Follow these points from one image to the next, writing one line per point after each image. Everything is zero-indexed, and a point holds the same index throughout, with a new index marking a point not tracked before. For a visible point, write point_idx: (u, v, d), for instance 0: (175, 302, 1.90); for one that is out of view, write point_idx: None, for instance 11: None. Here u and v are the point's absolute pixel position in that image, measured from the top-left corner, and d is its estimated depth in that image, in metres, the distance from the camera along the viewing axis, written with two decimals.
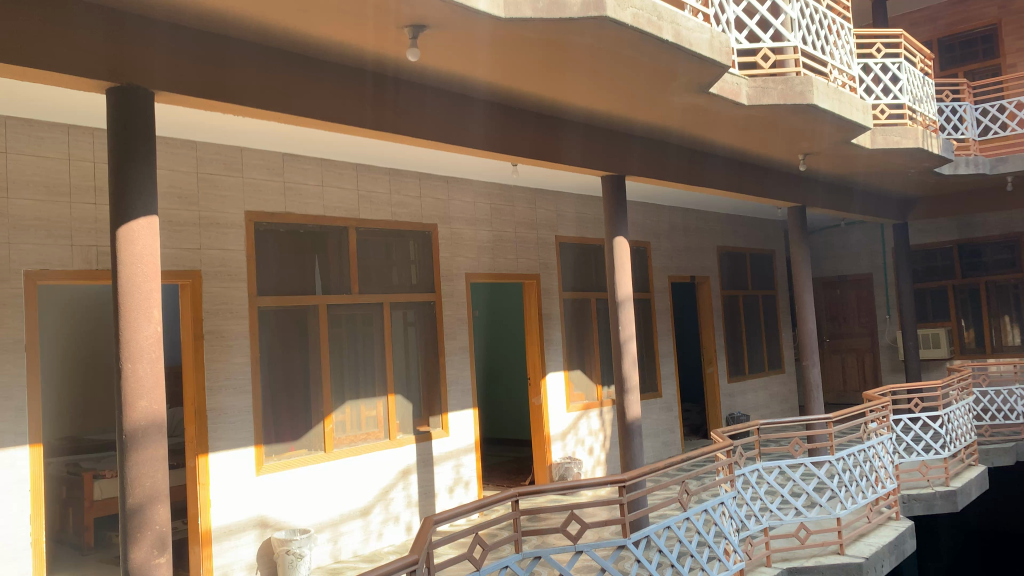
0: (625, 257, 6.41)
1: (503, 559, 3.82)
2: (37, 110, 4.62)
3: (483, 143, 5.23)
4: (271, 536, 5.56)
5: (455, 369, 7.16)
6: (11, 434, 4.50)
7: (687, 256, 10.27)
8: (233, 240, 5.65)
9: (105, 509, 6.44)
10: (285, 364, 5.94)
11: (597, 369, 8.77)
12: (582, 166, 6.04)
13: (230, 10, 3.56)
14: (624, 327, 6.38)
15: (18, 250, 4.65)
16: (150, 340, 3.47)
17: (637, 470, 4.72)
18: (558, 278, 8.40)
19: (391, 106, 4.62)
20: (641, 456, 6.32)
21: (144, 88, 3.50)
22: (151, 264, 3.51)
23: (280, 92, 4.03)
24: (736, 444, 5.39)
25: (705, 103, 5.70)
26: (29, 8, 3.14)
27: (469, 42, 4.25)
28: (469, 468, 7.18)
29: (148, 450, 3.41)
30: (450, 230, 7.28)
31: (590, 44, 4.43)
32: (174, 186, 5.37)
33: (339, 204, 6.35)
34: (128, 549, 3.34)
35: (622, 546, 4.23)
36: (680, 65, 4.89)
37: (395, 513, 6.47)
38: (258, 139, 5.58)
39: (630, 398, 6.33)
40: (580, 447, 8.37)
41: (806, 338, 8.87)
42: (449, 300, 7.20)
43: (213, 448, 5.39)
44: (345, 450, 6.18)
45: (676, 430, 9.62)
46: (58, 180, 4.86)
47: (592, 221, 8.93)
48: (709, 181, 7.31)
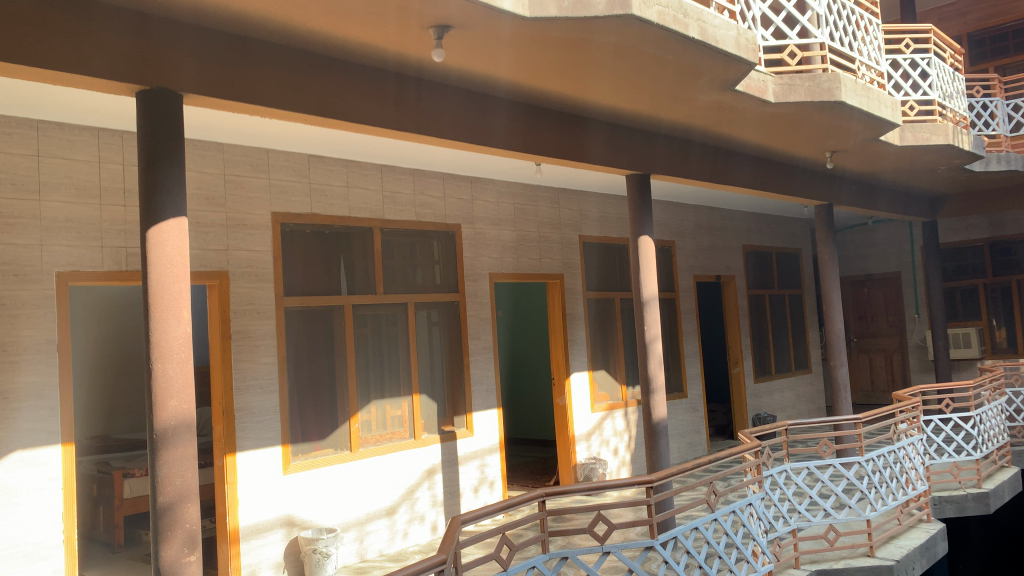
0: (651, 256, 6.35)
1: (530, 559, 3.80)
2: (68, 113, 4.68)
3: (506, 143, 5.22)
4: (298, 535, 5.60)
5: (479, 369, 7.16)
6: (44, 433, 4.58)
7: (713, 256, 10.20)
8: (259, 241, 5.70)
9: (135, 507, 6.53)
10: (311, 364, 5.97)
11: (621, 369, 8.73)
12: (607, 166, 6.01)
13: (256, 11, 3.59)
14: (650, 327, 6.34)
15: (50, 251, 4.72)
16: (179, 340, 3.50)
17: (664, 471, 4.68)
18: (581, 278, 8.38)
19: (415, 107, 4.63)
20: (667, 457, 6.28)
21: (173, 89, 3.53)
22: (181, 264, 3.54)
23: (305, 94, 4.05)
24: (765, 444, 5.32)
25: (731, 100, 5.65)
26: (63, 13, 3.20)
27: (492, 42, 4.25)
28: (494, 468, 7.18)
29: (179, 449, 3.45)
30: (474, 231, 7.28)
31: (615, 42, 4.41)
32: (202, 188, 5.42)
33: (364, 205, 6.38)
34: (159, 547, 3.37)
35: (650, 547, 4.19)
36: (705, 63, 4.85)
37: (420, 513, 6.49)
38: (284, 140, 5.62)
39: (655, 398, 6.29)
40: (604, 447, 8.34)
41: (833, 338, 8.77)
42: (473, 300, 7.19)
43: (241, 447, 5.43)
44: (370, 449, 6.21)
45: (702, 431, 9.57)
46: (88, 182, 4.92)
47: (616, 220, 8.90)
48: (735, 179, 7.25)
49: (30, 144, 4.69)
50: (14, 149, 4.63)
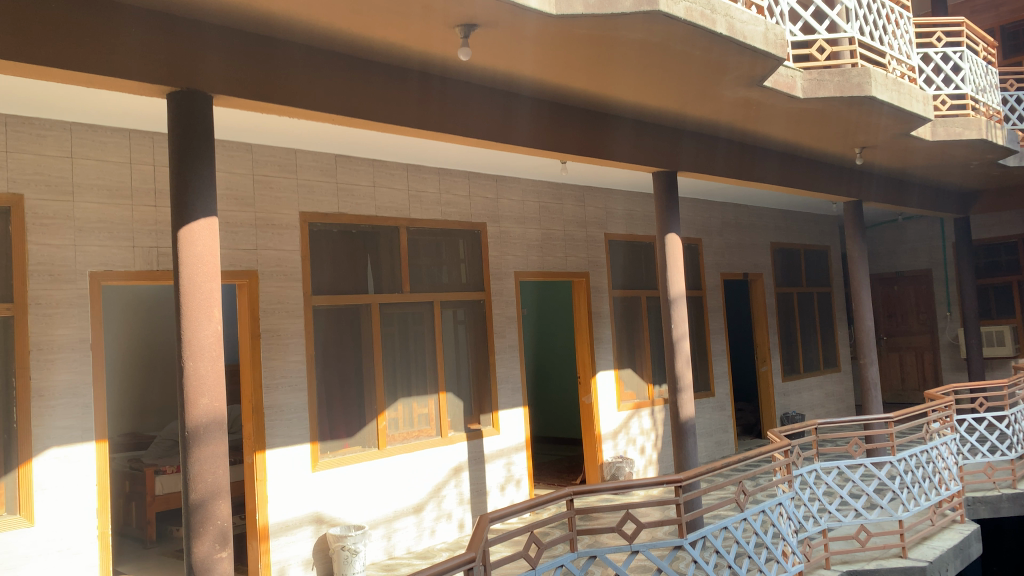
0: (678, 253, 6.31)
1: (558, 559, 3.79)
2: (100, 115, 4.75)
3: (532, 140, 5.22)
4: (326, 532, 5.64)
5: (505, 367, 7.17)
6: (78, 430, 4.65)
7: (740, 253, 10.12)
8: (288, 241, 5.75)
9: (166, 503, 6.61)
10: (339, 363, 6.01)
11: (648, 368, 8.69)
12: (633, 163, 5.99)
13: (284, 13, 3.62)
14: (677, 325, 6.30)
15: (83, 252, 4.79)
16: (210, 339, 3.53)
17: (692, 470, 4.64)
18: (607, 276, 8.35)
19: (441, 106, 4.65)
20: (695, 456, 6.25)
21: (204, 91, 3.57)
22: (212, 264, 3.58)
23: (333, 94, 4.07)
24: (794, 443, 5.27)
25: (758, 97, 5.60)
26: (92, 15, 3.24)
27: (518, 40, 4.24)
28: (520, 466, 7.19)
29: (211, 446, 3.49)
30: (499, 229, 7.28)
31: (641, 39, 4.39)
32: (231, 188, 5.48)
33: (390, 204, 6.41)
34: (191, 543, 3.41)
35: (679, 546, 4.17)
36: (732, 58, 4.81)
37: (447, 510, 6.51)
38: (312, 140, 5.66)
39: (683, 398, 6.25)
40: (631, 446, 8.31)
41: (863, 336, 8.66)
42: (499, 298, 7.20)
43: (271, 444, 5.48)
44: (397, 446, 6.24)
45: (730, 430, 9.50)
46: (120, 183, 5.00)
47: (642, 218, 8.86)
48: (763, 176, 7.19)
49: (63, 146, 4.77)
50: (48, 152, 4.70)
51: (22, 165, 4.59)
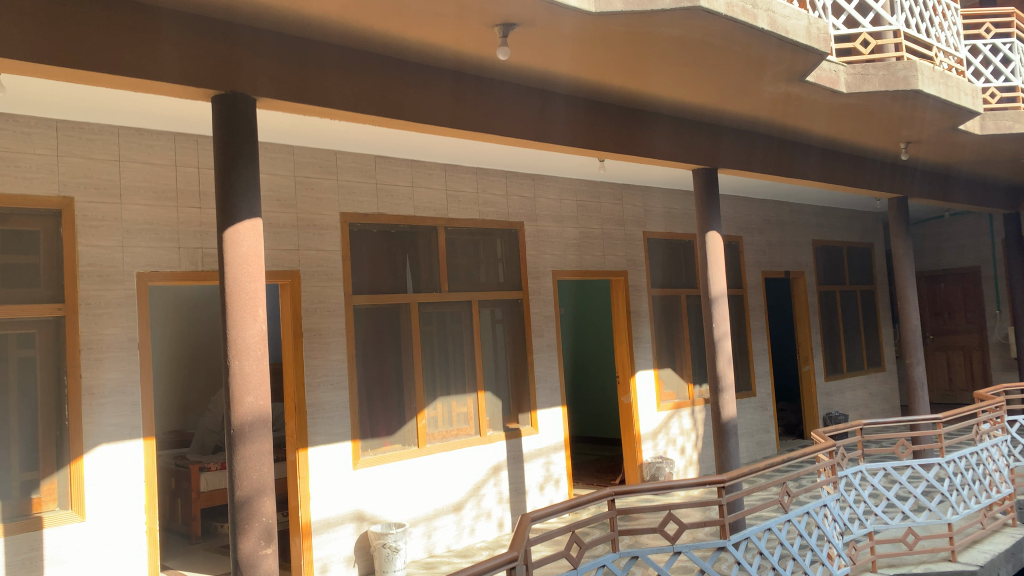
0: (719, 251, 6.24)
1: (599, 559, 3.77)
2: (146, 119, 4.85)
3: (570, 139, 5.21)
4: (368, 530, 5.70)
5: (543, 366, 7.16)
6: (128, 428, 4.76)
7: (781, 251, 9.98)
8: (329, 241, 5.81)
9: (211, 500, 6.70)
10: (378, 361, 6.06)
11: (688, 367, 8.62)
12: (672, 161, 5.94)
13: (325, 15, 3.65)
14: (718, 324, 6.23)
15: (130, 253, 4.89)
16: (256, 338, 3.59)
17: (735, 471, 4.59)
18: (646, 275, 8.29)
19: (479, 105, 4.66)
20: (737, 456, 6.18)
21: (248, 95, 3.63)
22: (256, 264, 3.63)
23: (373, 95, 4.11)
24: (839, 444, 5.18)
25: (800, 92, 5.52)
26: (136, 20, 3.29)
27: (556, 38, 4.24)
28: (560, 466, 7.18)
29: (256, 444, 3.53)
30: (537, 228, 7.28)
31: (681, 36, 4.35)
32: (273, 189, 5.56)
33: (429, 204, 6.44)
34: (237, 539, 3.47)
35: (722, 547, 4.12)
36: (774, 54, 4.74)
37: (487, 509, 6.52)
38: (351, 141, 5.72)
39: (724, 398, 6.19)
40: (671, 446, 8.24)
41: (909, 335, 8.49)
42: (537, 297, 7.19)
43: (313, 442, 5.55)
44: (437, 445, 6.27)
45: (771, 430, 9.38)
46: (166, 186, 5.09)
47: (681, 215, 8.79)
48: (804, 173, 7.08)
49: (111, 149, 4.88)
50: (97, 155, 4.81)
51: (73, 168, 4.70)
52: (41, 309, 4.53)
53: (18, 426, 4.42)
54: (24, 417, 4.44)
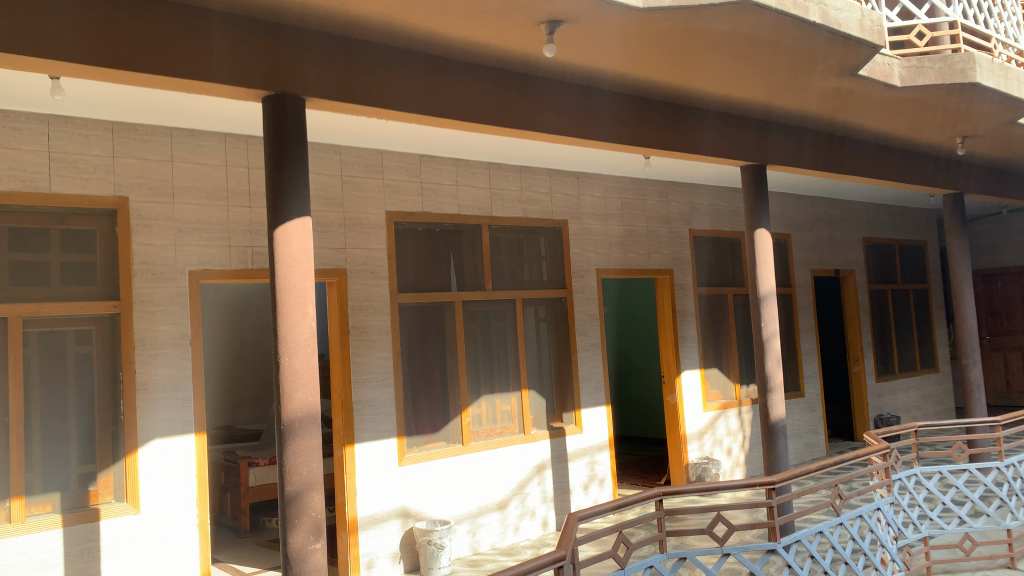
0: (768, 249, 6.14)
1: (647, 559, 3.74)
2: (197, 120, 4.94)
3: (615, 137, 5.17)
4: (413, 526, 5.74)
5: (587, 365, 7.12)
6: (180, 422, 4.87)
7: (831, 249, 9.79)
8: (375, 240, 5.86)
9: (259, 495, 6.79)
10: (423, 359, 6.09)
11: (735, 367, 8.50)
12: (719, 157, 5.86)
13: (372, 15, 3.68)
14: (767, 323, 6.13)
15: (183, 251, 4.99)
16: (305, 335, 3.63)
17: (785, 472, 4.51)
18: (692, 273, 8.20)
19: (524, 103, 4.65)
20: (785, 458, 6.07)
21: (297, 94, 3.67)
22: (306, 262, 3.67)
23: (419, 95, 4.12)
24: (893, 447, 5.06)
25: (852, 86, 5.40)
26: (186, 23, 3.34)
27: (603, 34, 4.21)
28: (604, 465, 7.13)
29: (306, 439, 3.58)
30: (581, 226, 7.24)
31: (730, 30, 4.29)
32: (321, 189, 5.62)
33: (472, 203, 6.46)
34: (287, 534, 3.52)
35: (772, 550, 4.05)
36: (824, 47, 4.65)
37: (531, 508, 6.52)
38: (397, 141, 5.76)
39: (773, 398, 6.08)
40: (717, 447, 8.14)
41: (965, 335, 8.26)
42: (581, 295, 7.15)
43: (359, 439, 5.60)
44: (481, 443, 6.28)
45: (820, 432, 9.21)
46: (216, 186, 5.18)
47: (728, 214, 8.67)
48: (856, 169, 6.92)
49: (164, 150, 4.98)
50: (151, 156, 4.92)
51: (127, 168, 4.81)
52: (97, 306, 4.64)
53: (76, 419, 4.54)
54: (81, 411, 4.56)
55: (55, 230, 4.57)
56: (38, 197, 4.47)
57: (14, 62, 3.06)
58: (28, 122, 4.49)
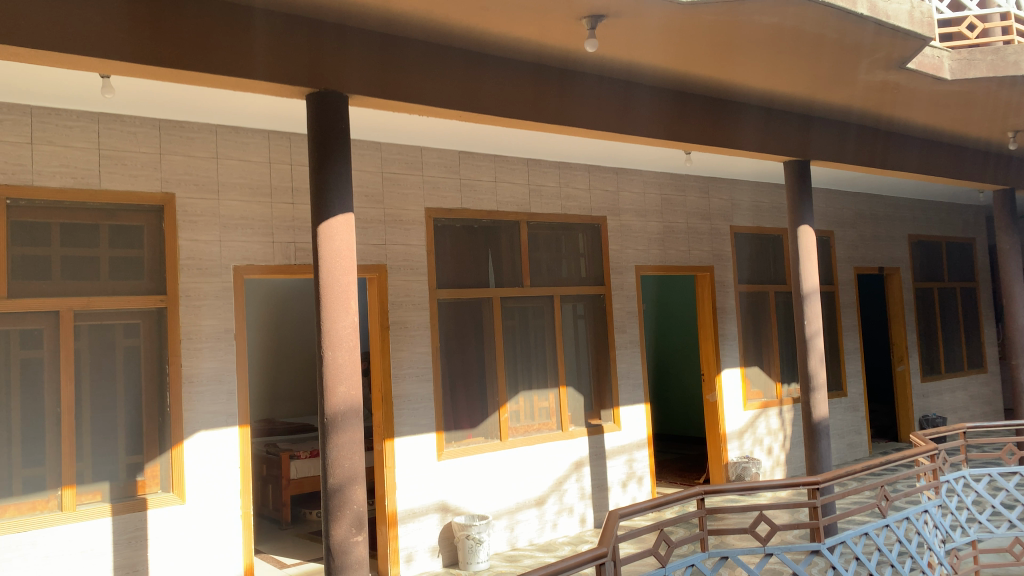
0: (811, 246, 6.05)
1: (688, 558, 3.72)
2: (241, 118, 5.02)
3: (656, 132, 5.13)
4: (452, 521, 5.77)
5: (626, 363, 7.09)
6: (225, 415, 4.96)
7: (875, 246, 9.60)
8: (414, 236, 5.90)
9: (300, 487, 6.88)
10: (461, 355, 6.11)
11: (776, 366, 8.40)
12: (761, 153, 5.78)
13: (415, 12, 3.70)
14: (810, 321, 6.04)
15: (227, 246, 5.08)
16: (348, 330, 3.66)
17: (830, 472, 4.46)
18: (733, 270, 8.11)
19: (566, 99, 4.64)
20: (828, 458, 5.97)
21: (341, 92, 3.71)
22: (349, 258, 3.70)
23: (460, 91, 4.14)
24: (941, 448, 4.95)
25: (900, 79, 5.29)
26: (232, 22, 3.39)
27: (644, 29, 4.17)
28: (642, 463, 7.10)
29: (347, 433, 3.61)
30: (620, 223, 7.21)
31: (774, 24, 4.22)
32: (362, 185, 5.68)
33: (511, 199, 6.46)
34: (330, 526, 3.56)
35: (815, 551, 4.01)
36: (871, 41, 4.56)
37: (569, 504, 6.51)
38: (437, 138, 5.78)
39: (816, 397, 5.99)
40: (757, 446, 8.05)
41: (1016, 335, 8.05)
42: (619, 292, 7.11)
43: (399, 433, 5.64)
44: (520, 439, 6.29)
45: (863, 432, 9.06)
46: (260, 182, 5.26)
47: (770, 210, 8.56)
48: (902, 164, 6.78)
49: (209, 147, 5.06)
50: (197, 153, 5.00)
51: (174, 165, 4.90)
52: (144, 300, 4.73)
53: (124, 411, 4.64)
54: (129, 403, 4.66)
55: (105, 226, 4.67)
56: (88, 193, 4.58)
57: (65, 61, 3.13)
58: (79, 120, 4.60)
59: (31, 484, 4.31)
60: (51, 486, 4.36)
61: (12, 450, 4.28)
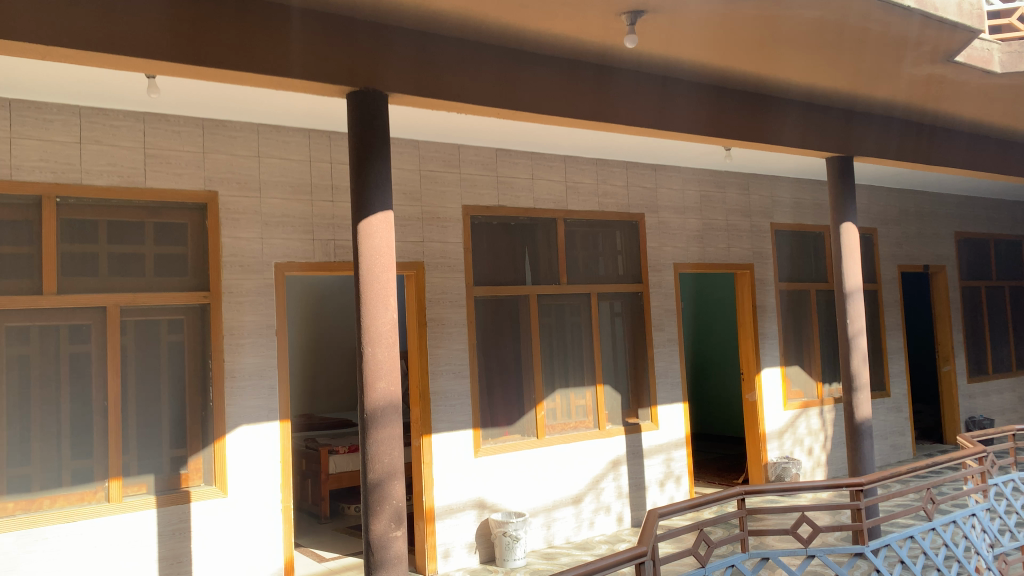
0: (855, 244, 5.95)
1: (728, 559, 3.71)
2: (282, 117, 5.08)
3: (695, 128, 5.07)
4: (489, 517, 5.80)
5: (664, 361, 7.05)
6: (266, 410, 5.03)
7: (919, 244, 9.41)
8: (452, 233, 5.92)
9: (339, 482, 6.96)
10: (498, 352, 6.12)
11: (817, 365, 8.27)
12: (802, 149, 5.69)
13: (454, 10, 3.71)
14: (853, 320, 5.94)
15: (269, 244, 5.15)
16: (387, 326, 3.68)
17: (873, 474, 4.42)
18: (773, 268, 8.00)
19: (604, 95, 4.62)
20: (871, 459, 5.86)
21: (381, 91, 3.74)
22: (388, 255, 3.72)
23: (496, 88, 4.13)
24: (990, 450, 4.84)
25: (948, 73, 5.16)
26: (273, 22, 3.43)
27: (684, 24, 4.13)
28: (680, 462, 7.04)
29: (387, 428, 3.64)
30: (658, 220, 7.15)
31: (817, 18, 4.15)
32: (400, 183, 5.72)
33: (549, 196, 6.45)
34: (369, 521, 3.59)
35: (860, 554, 4.02)
36: (917, 34, 4.45)
37: (606, 503, 6.49)
38: (474, 135, 5.80)
39: (859, 397, 5.90)
40: (797, 446, 7.94)
41: None
42: (657, 290, 7.06)
43: (436, 429, 5.67)
44: (556, 436, 6.28)
45: (907, 434, 8.88)
46: (301, 181, 5.32)
47: (811, 206, 8.43)
48: (949, 159, 6.63)
49: (251, 146, 5.13)
50: (239, 152, 5.08)
51: (217, 164, 4.98)
52: (188, 296, 4.82)
53: (168, 406, 4.72)
54: (173, 398, 4.75)
55: (150, 223, 4.76)
56: (134, 191, 4.67)
57: (114, 62, 3.19)
58: (125, 120, 4.69)
59: (80, 475, 4.42)
60: (99, 478, 4.47)
61: (62, 442, 4.39)
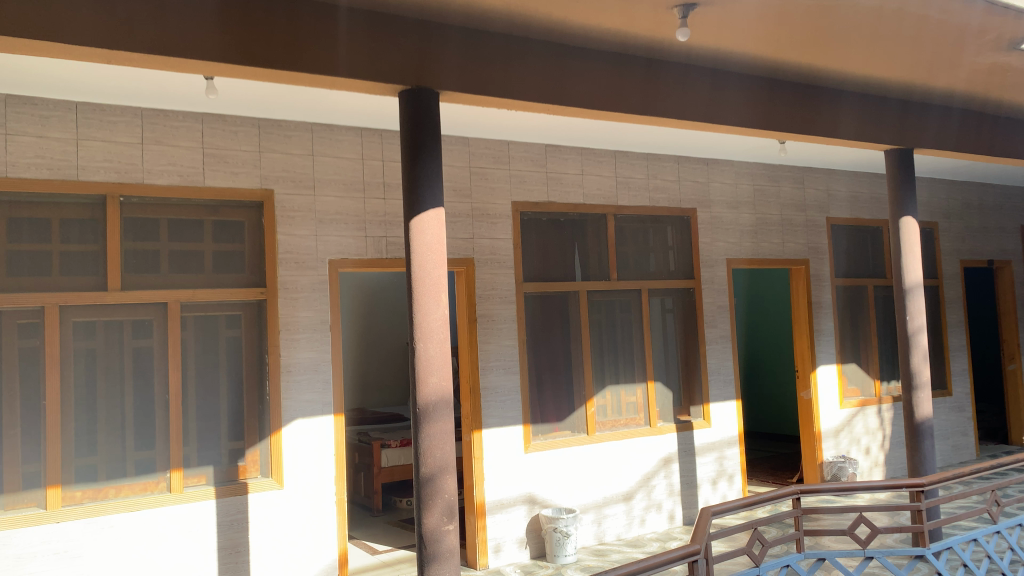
0: (915, 238, 5.80)
1: (784, 558, 3.67)
2: (334, 115, 5.15)
3: (748, 121, 5.00)
4: (539, 513, 5.82)
5: (716, 359, 6.96)
6: (320, 404, 5.13)
7: (983, 238, 9.12)
8: (501, 230, 5.94)
9: (391, 476, 7.05)
10: (549, 348, 6.13)
11: (875, 363, 8.08)
12: (858, 141, 5.57)
13: (504, 7, 3.72)
14: (914, 317, 5.79)
15: (323, 241, 5.24)
16: (438, 321, 3.71)
17: (936, 475, 4.33)
18: (829, 263, 7.84)
19: (656, 89, 4.58)
20: (932, 460, 5.70)
21: (433, 89, 3.77)
22: (440, 251, 3.75)
23: (546, 83, 4.13)
24: None
25: (1014, 61, 4.98)
26: (324, 22, 3.49)
27: (736, 16, 4.07)
28: (733, 461, 6.94)
29: (439, 423, 3.68)
30: (711, 215, 7.07)
31: (874, 8, 4.05)
32: (451, 180, 5.76)
33: (599, 192, 6.43)
34: (422, 514, 3.63)
35: (921, 556, 3.96)
36: (980, 22, 4.30)
37: (658, 501, 6.45)
38: (524, 131, 5.80)
39: (920, 396, 5.74)
40: (854, 446, 7.77)
41: None
42: (710, 286, 6.98)
43: (486, 424, 5.71)
44: (607, 433, 6.26)
45: (969, 434, 8.62)
46: (353, 178, 5.40)
47: (869, 200, 8.23)
48: (1015, 150, 6.40)
49: (306, 145, 5.22)
50: (294, 150, 5.17)
51: (273, 163, 5.09)
52: (245, 292, 4.93)
53: (226, 398, 4.84)
54: (232, 391, 4.86)
55: (209, 221, 4.88)
56: (193, 190, 4.80)
57: (174, 65, 3.28)
58: (185, 121, 4.82)
59: (143, 466, 4.56)
60: (161, 469, 4.60)
61: (126, 434, 4.54)
